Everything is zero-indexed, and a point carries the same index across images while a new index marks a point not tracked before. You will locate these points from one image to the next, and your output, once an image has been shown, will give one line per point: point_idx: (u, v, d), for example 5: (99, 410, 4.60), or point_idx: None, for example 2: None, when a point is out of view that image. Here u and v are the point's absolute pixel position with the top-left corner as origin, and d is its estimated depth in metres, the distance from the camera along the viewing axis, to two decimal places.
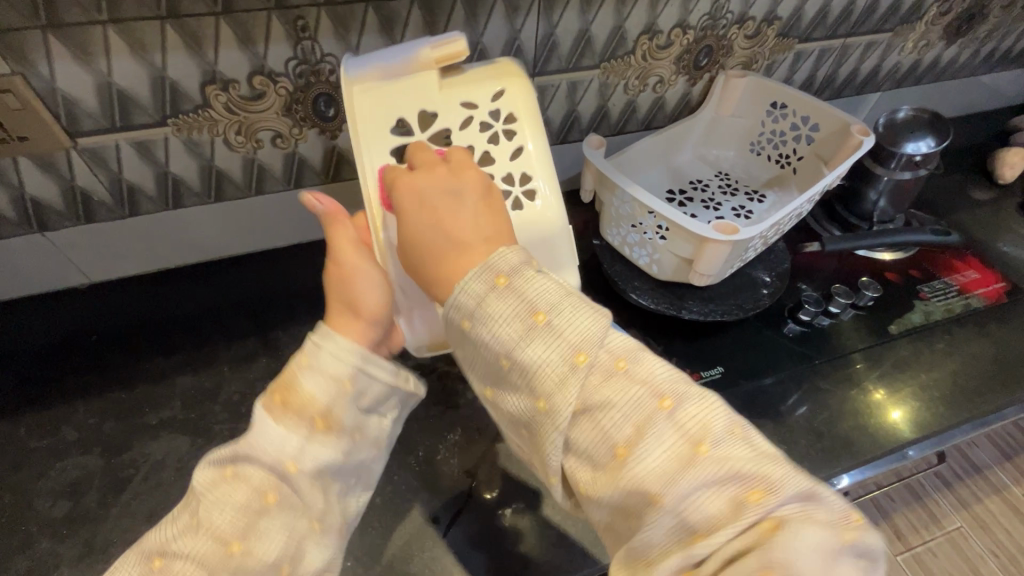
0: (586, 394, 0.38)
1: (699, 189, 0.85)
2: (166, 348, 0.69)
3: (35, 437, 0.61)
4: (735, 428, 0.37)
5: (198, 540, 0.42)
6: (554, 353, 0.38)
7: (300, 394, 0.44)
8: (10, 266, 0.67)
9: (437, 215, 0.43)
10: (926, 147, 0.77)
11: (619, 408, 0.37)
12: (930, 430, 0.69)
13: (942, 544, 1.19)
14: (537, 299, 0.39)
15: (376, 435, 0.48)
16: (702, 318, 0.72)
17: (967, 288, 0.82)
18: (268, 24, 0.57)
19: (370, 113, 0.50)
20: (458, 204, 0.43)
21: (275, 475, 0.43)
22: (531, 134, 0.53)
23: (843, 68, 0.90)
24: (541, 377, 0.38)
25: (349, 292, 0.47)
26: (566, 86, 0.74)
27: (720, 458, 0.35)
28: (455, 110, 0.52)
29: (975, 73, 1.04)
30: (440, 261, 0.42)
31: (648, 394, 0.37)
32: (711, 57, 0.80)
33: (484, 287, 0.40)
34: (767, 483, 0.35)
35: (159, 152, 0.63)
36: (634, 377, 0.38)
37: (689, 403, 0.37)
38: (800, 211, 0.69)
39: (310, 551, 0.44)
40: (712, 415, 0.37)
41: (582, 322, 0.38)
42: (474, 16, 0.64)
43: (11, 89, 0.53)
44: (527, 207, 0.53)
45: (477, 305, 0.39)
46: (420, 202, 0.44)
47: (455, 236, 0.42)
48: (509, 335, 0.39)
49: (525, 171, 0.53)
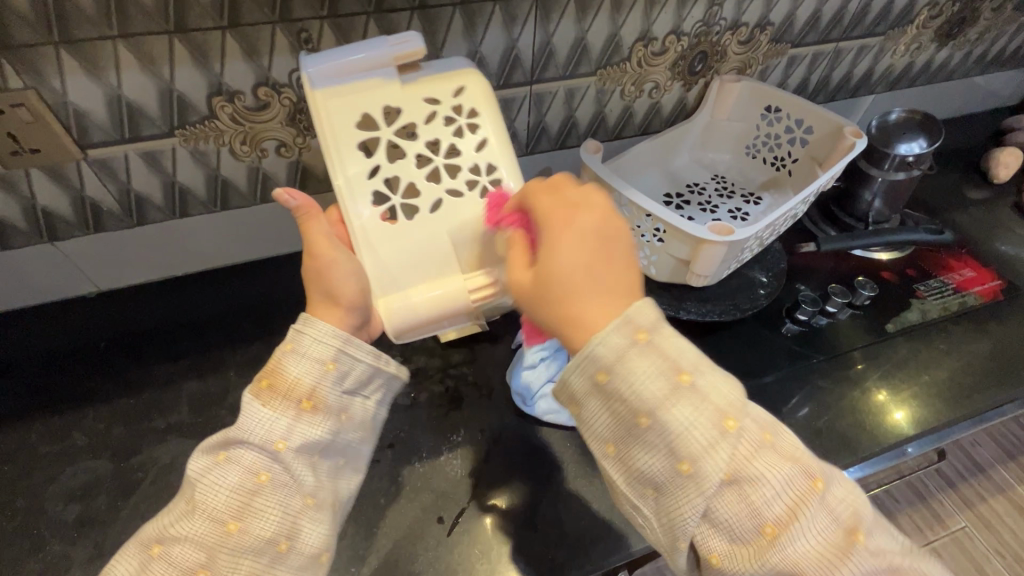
0: (740, 464, 0.39)
1: (696, 191, 0.86)
2: (172, 352, 0.70)
3: (46, 442, 0.62)
4: (858, 503, 0.42)
5: (195, 522, 0.43)
6: (703, 416, 0.39)
7: (285, 377, 0.46)
8: (21, 275, 0.69)
9: (589, 263, 0.41)
10: (918, 148, 0.78)
11: (771, 484, 0.39)
12: (928, 428, 0.70)
13: (947, 544, 1.19)
14: (679, 360, 0.40)
15: (361, 417, 0.49)
16: (700, 318, 0.73)
17: (963, 286, 0.83)
18: (273, 37, 0.59)
19: (337, 110, 0.51)
20: (608, 253, 0.42)
21: (266, 454, 0.44)
22: (493, 128, 0.55)
23: (837, 71, 0.92)
24: (688, 442, 0.39)
25: (324, 282, 0.48)
26: (563, 93, 0.76)
27: (859, 537, 0.41)
28: (419, 105, 0.53)
29: (968, 75, 1.06)
30: (583, 305, 0.40)
31: (799, 474, 0.40)
32: (705, 63, 0.82)
33: (626, 339, 0.39)
34: (889, 561, 0.41)
35: (167, 162, 0.65)
36: (781, 454, 0.41)
37: (821, 476, 0.41)
38: (793, 212, 0.71)
39: (307, 529, 0.45)
40: (849, 497, 0.42)
41: (724, 387, 0.40)
42: (472, 25, 0.65)
43: (24, 103, 0.55)
44: (494, 194, 0.53)
45: (619, 358, 0.39)
46: (578, 244, 0.41)
47: (601, 282, 0.41)
48: (656, 391, 0.39)
49: (491, 162, 0.54)
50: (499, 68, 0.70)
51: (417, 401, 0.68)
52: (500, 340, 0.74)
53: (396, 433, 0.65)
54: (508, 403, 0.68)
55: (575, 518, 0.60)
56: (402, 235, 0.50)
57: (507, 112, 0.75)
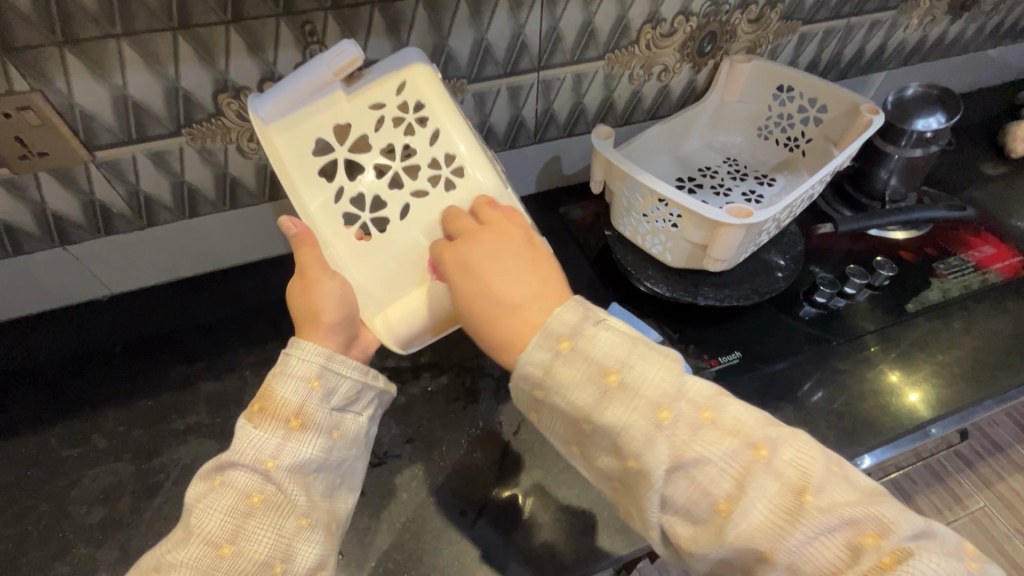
0: (677, 450, 0.38)
1: (708, 175, 0.85)
2: (187, 355, 0.70)
3: (66, 446, 0.62)
4: (834, 467, 0.39)
5: (189, 547, 0.42)
6: (636, 412, 0.38)
7: (275, 398, 0.45)
8: (34, 280, 0.68)
9: (484, 281, 0.44)
10: (937, 123, 0.76)
11: (715, 462, 0.38)
12: (950, 409, 0.69)
13: (967, 524, 1.18)
14: (605, 360, 0.39)
15: (354, 434, 0.48)
16: (718, 303, 0.72)
17: (983, 264, 0.82)
18: (277, 31, 0.58)
19: (287, 144, 0.50)
20: (505, 268, 0.44)
21: (257, 474, 0.44)
22: (442, 116, 0.54)
23: (849, 47, 0.90)
24: (628, 440, 0.39)
25: (307, 302, 0.48)
26: (571, 79, 0.75)
27: (830, 505, 0.37)
28: (366, 113, 0.53)
29: (982, 48, 1.03)
30: (494, 318, 0.43)
31: (743, 445, 0.38)
32: (714, 44, 0.80)
33: (549, 353, 0.40)
34: (880, 525, 0.36)
35: (175, 162, 0.64)
36: (724, 429, 0.38)
37: (781, 447, 0.38)
38: (812, 191, 0.69)
39: (301, 551, 0.44)
40: (808, 456, 0.38)
41: (657, 377, 0.39)
42: (478, 12, 0.64)
43: (31, 105, 0.54)
44: (459, 185, 0.53)
45: (546, 372, 0.40)
46: (466, 268, 0.45)
47: (504, 294, 0.43)
48: (586, 398, 0.39)
49: (447, 151, 0.54)
50: (506, 56, 0.69)
51: (433, 395, 0.67)
52: None
53: (415, 427, 0.65)
54: None
55: (597, 507, 0.59)
56: (380, 248, 0.51)
57: (514, 101, 0.74)
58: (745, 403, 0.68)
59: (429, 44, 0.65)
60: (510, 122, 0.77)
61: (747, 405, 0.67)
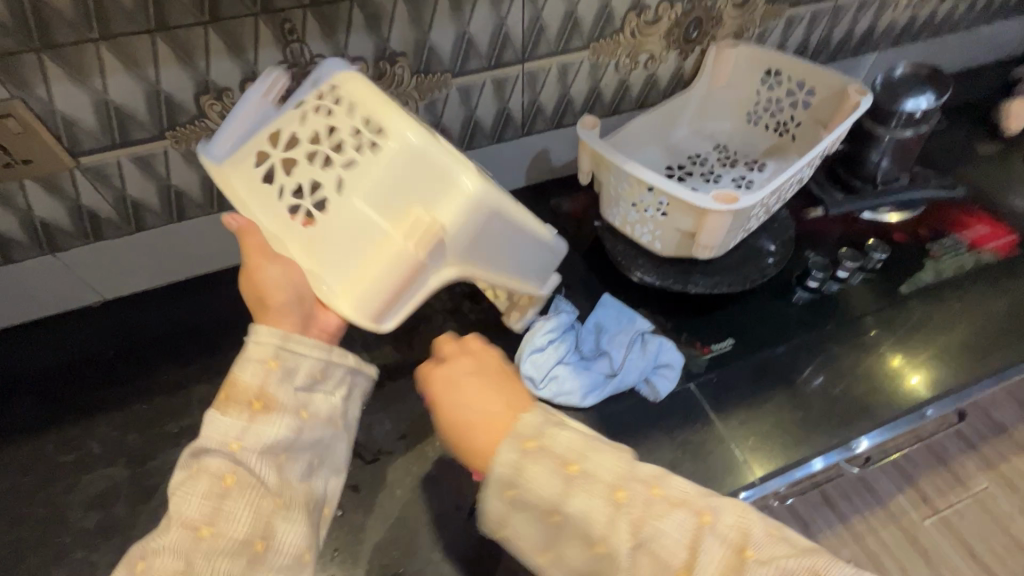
0: (637, 532, 0.38)
1: (698, 162, 0.84)
2: (180, 357, 0.70)
3: (61, 452, 0.62)
4: (772, 528, 0.39)
5: (169, 533, 0.41)
6: (595, 497, 0.39)
7: (237, 382, 0.44)
8: (24, 289, 0.69)
9: (464, 397, 0.45)
10: (926, 103, 0.76)
11: (670, 535, 0.38)
12: (947, 390, 0.68)
13: (970, 505, 1.17)
14: (565, 450, 0.40)
15: (327, 413, 0.47)
16: (708, 291, 0.72)
17: (977, 243, 0.81)
18: (255, 30, 0.57)
19: (241, 173, 0.53)
20: (481, 382, 0.45)
21: (226, 457, 0.43)
22: (354, 87, 0.51)
23: (838, 29, 0.89)
24: (590, 527, 0.39)
25: (254, 290, 0.49)
26: (556, 69, 0.74)
27: (768, 557, 0.37)
28: (291, 113, 0.53)
29: (974, 26, 1.02)
30: (472, 431, 0.43)
31: (692, 516, 0.38)
32: (700, 30, 0.79)
33: (515, 454, 0.40)
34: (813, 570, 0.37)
35: (160, 165, 0.64)
36: (674, 502, 0.39)
37: (724, 511, 0.39)
38: (800, 175, 0.69)
39: (282, 529, 0.42)
40: (748, 518, 0.39)
41: (610, 461, 0.40)
42: (458, 5, 0.63)
43: (12, 113, 0.54)
44: (381, 146, 0.49)
45: (515, 473, 0.40)
46: (448, 386, 0.46)
47: (484, 407, 0.44)
48: (550, 490, 0.39)
49: (366, 117, 0.50)
50: (489, 48, 0.69)
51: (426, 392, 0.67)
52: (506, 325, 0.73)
53: (408, 424, 0.65)
54: None
55: None
56: (324, 233, 0.50)
57: (500, 94, 0.74)
58: (740, 390, 0.67)
59: (410, 39, 0.64)
60: (497, 116, 0.76)
61: (741, 391, 0.67)
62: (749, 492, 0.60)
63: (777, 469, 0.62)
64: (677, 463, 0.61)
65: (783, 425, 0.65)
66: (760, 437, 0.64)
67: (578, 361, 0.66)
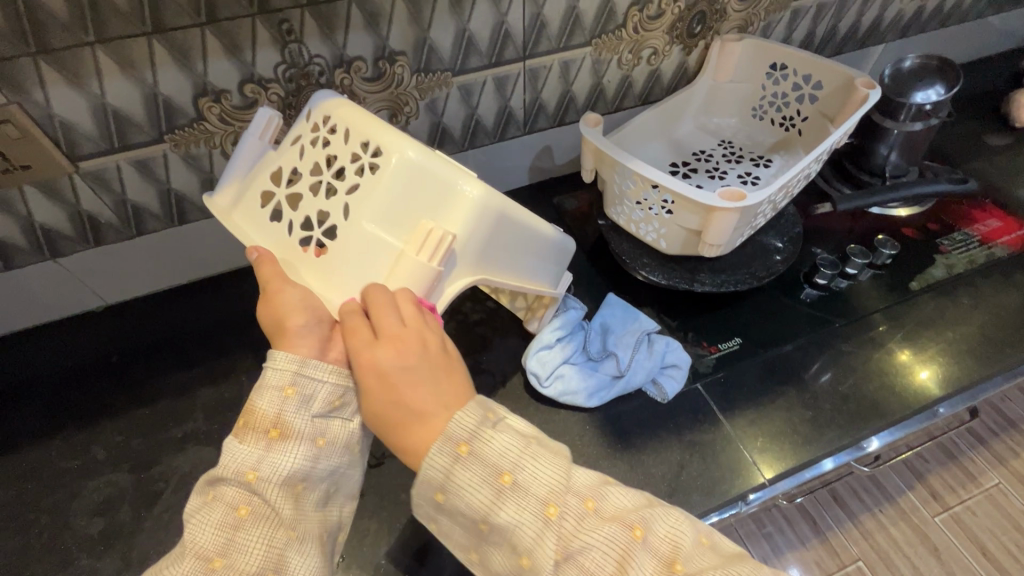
0: (565, 544, 0.38)
1: (703, 159, 0.83)
2: (184, 362, 0.70)
3: (66, 458, 0.62)
4: (702, 538, 0.40)
5: (180, 562, 0.41)
6: (525, 509, 0.39)
7: (255, 411, 0.44)
8: (26, 294, 0.68)
9: (396, 392, 0.43)
10: (936, 95, 0.74)
11: (598, 548, 0.38)
12: (959, 386, 0.67)
13: (981, 502, 1.16)
14: (499, 460, 0.40)
15: (345, 440, 0.46)
16: (716, 289, 0.70)
17: (989, 237, 0.80)
18: (253, 31, 0.57)
19: (252, 220, 0.53)
20: (415, 374, 0.43)
21: (241, 486, 0.43)
22: (348, 116, 0.51)
23: (844, 21, 0.87)
24: (519, 537, 0.39)
25: (273, 317, 0.47)
26: (558, 66, 0.73)
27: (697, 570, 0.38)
28: (289, 150, 0.53)
29: (983, 15, 1.01)
30: (401, 427, 0.43)
31: (621, 527, 0.39)
32: (704, 24, 0.78)
33: (448, 458, 0.41)
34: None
35: (159, 169, 0.64)
36: (604, 516, 0.39)
37: (656, 524, 0.39)
38: (808, 170, 0.68)
39: (294, 562, 0.41)
40: (679, 531, 0.39)
41: (545, 474, 0.40)
42: (458, 2, 0.62)
43: (10, 118, 0.53)
44: (379, 165, 0.48)
45: (446, 477, 0.41)
46: (381, 378, 0.43)
47: (417, 406, 0.42)
48: (483, 499, 0.40)
49: (361, 140, 0.50)
50: (490, 46, 0.68)
51: None
52: (510, 326, 0.72)
53: None
54: (525, 389, 0.66)
55: None
56: (336, 259, 0.49)
57: (501, 91, 0.73)
58: (749, 390, 0.66)
59: (409, 37, 0.63)
60: (498, 114, 0.75)
61: (749, 392, 0.66)
62: (757, 492, 0.60)
63: (787, 469, 0.61)
64: (685, 465, 0.60)
65: (792, 425, 0.64)
66: (769, 438, 0.63)
67: (587, 363, 0.65)
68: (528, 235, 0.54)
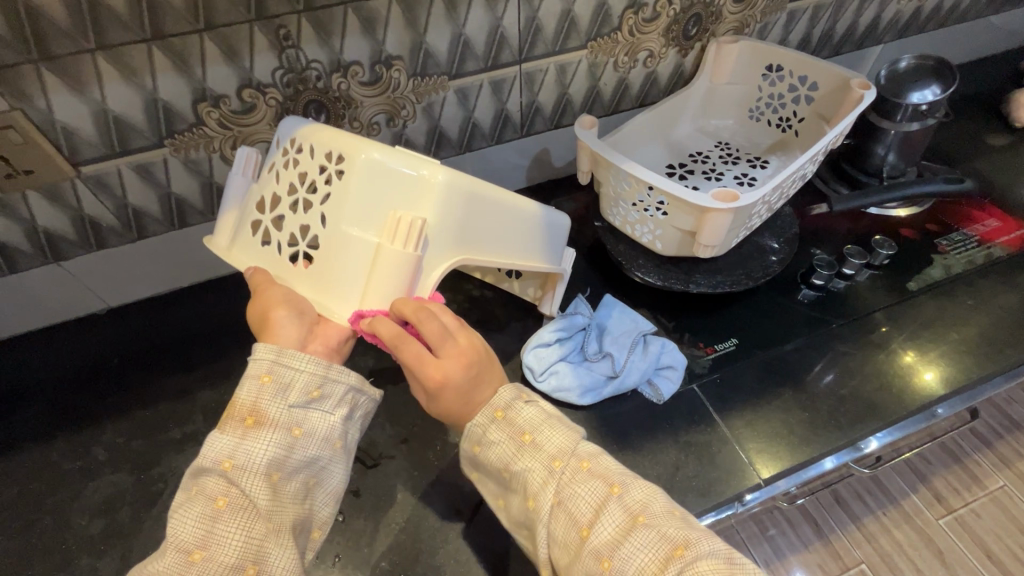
0: (561, 491, 0.43)
1: (699, 160, 0.83)
2: (182, 363, 0.71)
3: (67, 459, 0.63)
4: (674, 509, 0.42)
5: (162, 557, 0.42)
6: (535, 460, 0.44)
7: (233, 401, 0.45)
8: (29, 297, 0.69)
9: (467, 396, 0.46)
10: (932, 95, 0.74)
11: (582, 498, 0.42)
12: (958, 387, 0.67)
13: (986, 505, 1.15)
14: (524, 423, 0.46)
15: (324, 432, 0.46)
16: (711, 290, 0.70)
17: (988, 237, 0.80)
18: (251, 36, 0.58)
19: (249, 251, 0.53)
20: (480, 376, 0.47)
21: (219, 477, 0.43)
22: (309, 131, 0.52)
23: (841, 22, 0.87)
24: (529, 483, 0.44)
25: (258, 310, 0.48)
26: (554, 69, 0.74)
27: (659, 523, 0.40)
28: (266, 178, 0.53)
29: (983, 15, 1.00)
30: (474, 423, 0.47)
31: (603, 483, 0.42)
32: (700, 26, 0.78)
33: (485, 418, 0.46)
34: (687, 539, 0.39)
35: (160, 173, 0.64)
36: (595, 474, 0.43)
37: (635, 488, 0.42)
38: (804, 170, 0.68)
39: (273, 554, 0.42)
40: (656, 497, 0.42)
41: (558, 437, 0.45)
42: (454, 6, 0.63)
43: (12, 124, 0.54)
44: (345, 171, 0.48)
45: (482, 435, 0.46)
46: (454, 391, 0.45)
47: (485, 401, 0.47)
48: (506, 452, 0.45)
49: (325, 150, 0.50)
50: (486, 49, 0.68)
51: None
52: (508, 328, 0.72)
53: (409, 428, 0.65)
54: None
55: None
56: (327, 268, 0.49)
57: (498, 94, 0.73)
58: (746, 391, 0.66)
59: (406, 41, 0.64)
60: (495, 117, 0.76)
61: (747, 393, 0.66)
62: (754, 494, 0.61)
63: (783, 470, 0.61)
64: (681, 464, 0.61)
65: (789, 425, 0.64)
66: (767, 439, 0.63)
67: (583, 362, 0.66)
68: (501, 213, 0.54)
